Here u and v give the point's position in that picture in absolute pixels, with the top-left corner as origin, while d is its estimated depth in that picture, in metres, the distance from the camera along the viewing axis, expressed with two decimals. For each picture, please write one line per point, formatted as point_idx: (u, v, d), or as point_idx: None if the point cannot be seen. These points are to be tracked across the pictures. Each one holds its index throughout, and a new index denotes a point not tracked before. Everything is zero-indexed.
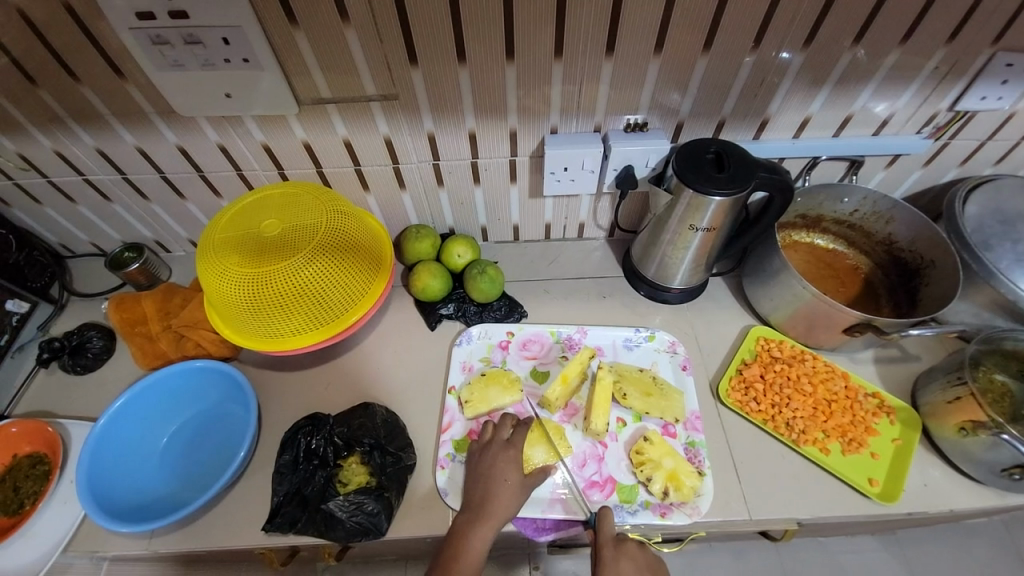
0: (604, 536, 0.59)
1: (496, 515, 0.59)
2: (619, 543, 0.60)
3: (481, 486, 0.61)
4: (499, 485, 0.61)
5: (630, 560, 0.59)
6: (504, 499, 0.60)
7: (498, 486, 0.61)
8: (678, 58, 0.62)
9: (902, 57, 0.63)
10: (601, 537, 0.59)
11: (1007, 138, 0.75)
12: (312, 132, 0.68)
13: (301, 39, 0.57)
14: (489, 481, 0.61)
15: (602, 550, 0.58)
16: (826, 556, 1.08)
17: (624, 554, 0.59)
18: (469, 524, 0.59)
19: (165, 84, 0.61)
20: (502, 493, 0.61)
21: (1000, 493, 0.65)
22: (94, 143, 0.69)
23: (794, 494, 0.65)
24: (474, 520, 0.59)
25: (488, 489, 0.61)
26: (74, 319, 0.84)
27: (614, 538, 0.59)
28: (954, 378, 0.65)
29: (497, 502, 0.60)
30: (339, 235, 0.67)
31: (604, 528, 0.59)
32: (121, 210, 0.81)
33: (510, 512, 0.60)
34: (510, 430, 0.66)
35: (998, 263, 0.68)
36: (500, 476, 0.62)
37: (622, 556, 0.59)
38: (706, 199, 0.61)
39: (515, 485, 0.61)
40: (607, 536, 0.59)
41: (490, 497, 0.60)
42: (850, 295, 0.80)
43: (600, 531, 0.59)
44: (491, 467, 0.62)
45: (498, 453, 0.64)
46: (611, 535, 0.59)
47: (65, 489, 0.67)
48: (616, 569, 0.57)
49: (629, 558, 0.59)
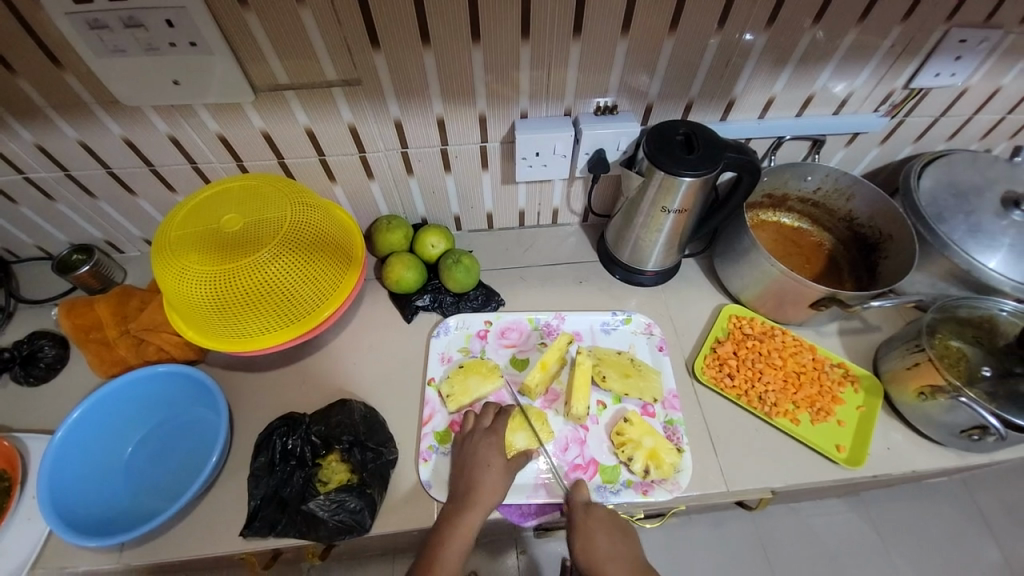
0: (576, 501, 0.62)
1: (483, 502, 0.59)
2: (591, 507, 0.61)
3: (467, 475, 0.61)
4: (483, 473, 0.61)
5: (600, 522, 0.60)
6: (492, 487, 0.60)
7: (482, 476, 0.61)
8: (646, 39, 0.62)
9: (859, 36, 0.64)
10: (573, 501, 0.62)
11: (958, 114, 0.78)
12: (271, 121, 0.65)
13: (253, 20, 0.54)
14: (474, 469, 0.61)
15: (574, 513, 0.61)
16: (799, 521, 1.13)
17: (594, 517, 0.60)
18: (455, 512, 0.59)
19: (106, 72, 0.56)
20: (487, 480, 0.61)
21: (958, 453, 0.69)
22: (32, 139, 0.64)
23: (767, 464, 0.68)
24: (460, 509, 0.59)
25: (473, 479, 0.61)
26: (23, 328, 0.79)
27: (584, 501, 0.62)
28: (912, 345, 0.69)
29: (482, 489, 0.60)
30: (305, 228, 0.64)
31: (575, 494, 0.62)
32: (67, 210, 0.76)
33: (497, 498, 0.60)
34: (491, 418, 0.66)
35: (952, 234, 0.71)
36: (484, 464, 0.61)
37: (592, 519, 0.60)
38: (676, 180, 0.62)
39: (499, 471, 0.61)
40: (579, 501, 0.62)
41: (476, 486, 0.60)
42: (815, 271, 0.83)
43: (572, 495, 0.62)
44: (475, 455, 0.62)
45: (481, 441, 0.64)
46: (583, 500, 0.62)
47: (29, 505, 0.63)
48: (585, 529, 0.60)
49: (600, 520, 0.60)
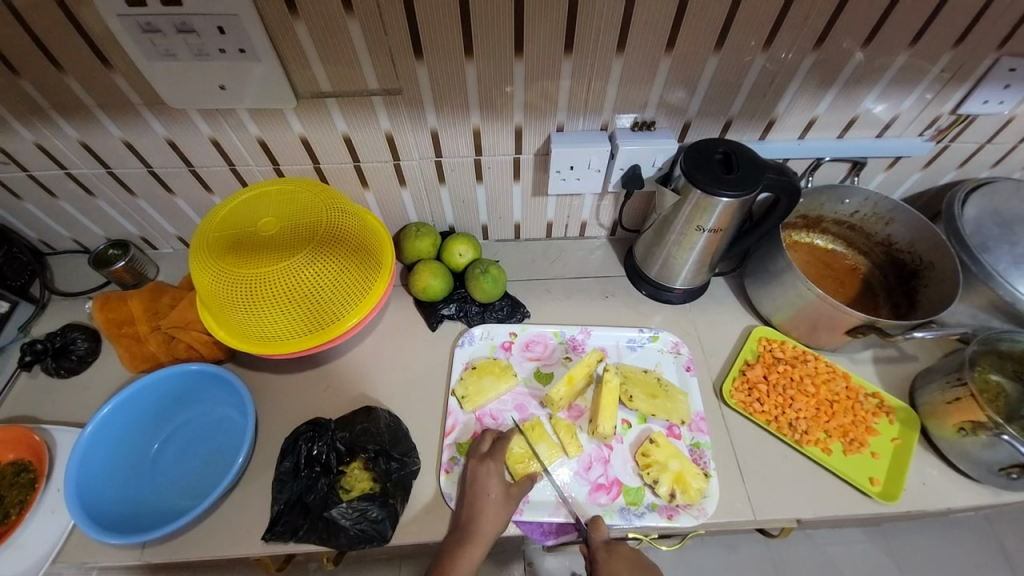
0: (596, 541, 0.60)
1: (484, 535, 0.58)
2: (611, 545, 0.60)
3: (469, 504, 0.60)
4: (484, 501, 0.60)
5: (623, 559, 0.59)
6: (493, 516, 0.59)
7: (482, 503, 0.60)
8: (689, 57, 0.61)
9: (909, 60, 0.63)
10: (592, 543, 0.60)
11: (1004, 142, 0.76)
12: (311, 127, 0.66)
13: (301, 28, 0.55)
14: (474, 497, 0.60)
15: (596, 557, 0.59)
16: (815, 549, 1.10)
17: (616, 555, 0.59)
18: (455, 545, 0.58)
19: (154, 73, 0.57)
20: (488, 509, 0.59)
21: (995, 491, 0.66)
22: (78, 135, 0.66)
23: (796, 495, 0.66)
24: (461, 540, 0.58)
25: (474, 509, 0.59)
26: (57, 319, 0.80)
27: (604, 542, 0.60)
28: (952, 379, 0.66)
29: (484, 520, 0.59)
30: (338, 233, 0.65)
31: (595, 535, 0.60)
32: (105, 206, 0.78)
33: (498, 528, 0.59)
34: (490, 443, 0.65)
35: (996, 265, 0.69)
36: (483, 491, 0.60)
37: (615, 557, 0.59)
38: (713, 200, 0.61)
39: (500, 499, 0.60)
40: (599, 541, 0.60)
41: (476, 516, 0.59)
42: (849, 296, 0.81)
43: (592, 537, 0.60)
44: (473, 482, 0.61)
45: (478, 467, 0.62)
46: (603, 539, 0.60)
47: (53, 498, 0.64)
48: (610, 570, 0.58)
49: (621, 557, 0.59)
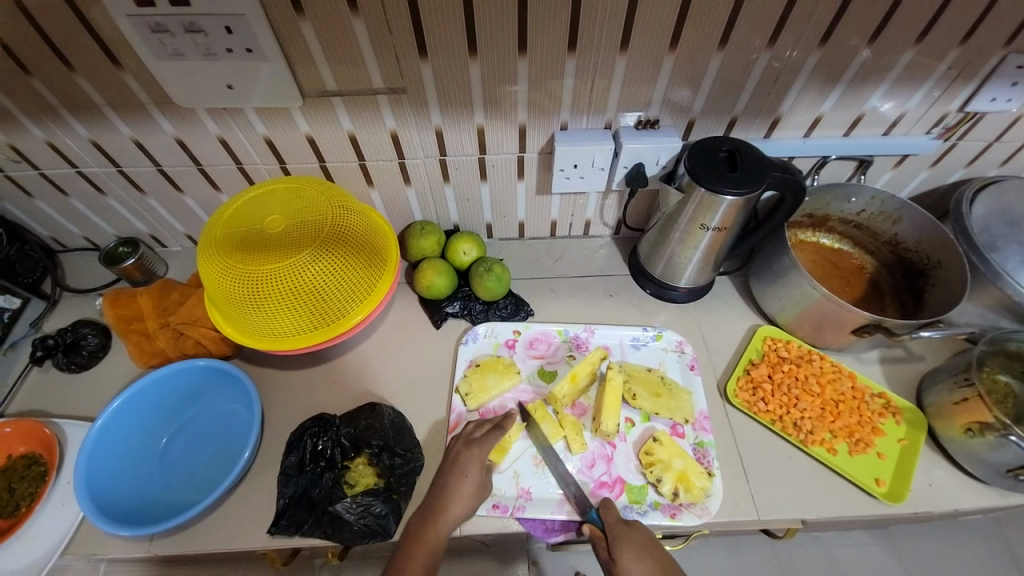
0: (612, 520, 0.60)
1: (451, 511, 0.59)
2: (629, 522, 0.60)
3: (443, 481, 0.61)
4: (460, 482, 0.60)
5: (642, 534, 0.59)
6: (464, 498, 0.59)
7: (457, 484, 0.60)
8: (693, 55, 0.61)
9: (916, 57, 0.62)
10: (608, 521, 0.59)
11: (1013, 140, 0.75)
12: (316, 125, 0.67)
13: (307, 28, 0.55)
14: (450, 476, 0.61)
15: (614, 533, 0.58)
16: (820, 550, 1.09)
17: (635, 528, 0.59)
18: (421, 520, 0.59)
19: (163, 73, 0.58)
20: (461, 489, 0.60)
21: (1003, 493, 0.66)
22: (88, 134, 0.67)
23: (801, 495, 0.65)
24: (427, 515, 0.59)
25: (446, 486, 0.60)
26: (68, 315, 0.82)
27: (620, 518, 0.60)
28: (960, 379, 0.66)
29: (455, 500, 0.59)
30: (343, 231, 0.65)
31: (609, 514, 0.60)
32: (116, 204, 0.79)
33: (465, 510, 0.59)
34: (483, 432, 0.65)
35: (1005, 264, 0.68)
36: (461, 473, 0.61)
37: (636, 531, 0.59)
38: (718, 198, 0.60)
39: (473, 485, 0.60)
40: (614, 520, 0.60)
41: (447, 493, 0.59)
42: (856, 295, 0.80)
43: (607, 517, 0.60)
44: (454, 462, 0.62)
45: (462, 450, 0.63)
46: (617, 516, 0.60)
47: (62, 490, 0.65)
48: (632, 541, 0.58)
49: (641, 534, 0.59)
